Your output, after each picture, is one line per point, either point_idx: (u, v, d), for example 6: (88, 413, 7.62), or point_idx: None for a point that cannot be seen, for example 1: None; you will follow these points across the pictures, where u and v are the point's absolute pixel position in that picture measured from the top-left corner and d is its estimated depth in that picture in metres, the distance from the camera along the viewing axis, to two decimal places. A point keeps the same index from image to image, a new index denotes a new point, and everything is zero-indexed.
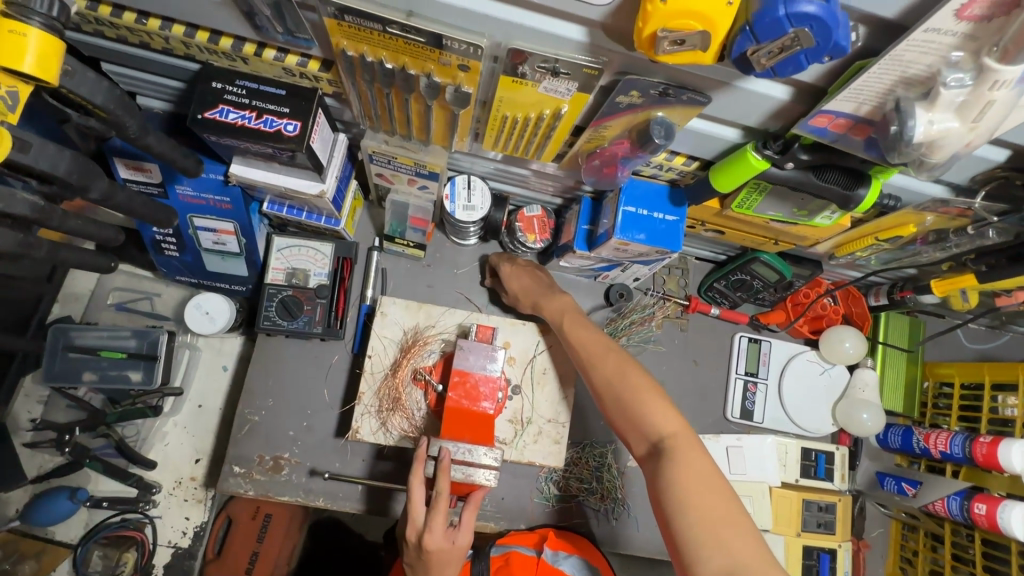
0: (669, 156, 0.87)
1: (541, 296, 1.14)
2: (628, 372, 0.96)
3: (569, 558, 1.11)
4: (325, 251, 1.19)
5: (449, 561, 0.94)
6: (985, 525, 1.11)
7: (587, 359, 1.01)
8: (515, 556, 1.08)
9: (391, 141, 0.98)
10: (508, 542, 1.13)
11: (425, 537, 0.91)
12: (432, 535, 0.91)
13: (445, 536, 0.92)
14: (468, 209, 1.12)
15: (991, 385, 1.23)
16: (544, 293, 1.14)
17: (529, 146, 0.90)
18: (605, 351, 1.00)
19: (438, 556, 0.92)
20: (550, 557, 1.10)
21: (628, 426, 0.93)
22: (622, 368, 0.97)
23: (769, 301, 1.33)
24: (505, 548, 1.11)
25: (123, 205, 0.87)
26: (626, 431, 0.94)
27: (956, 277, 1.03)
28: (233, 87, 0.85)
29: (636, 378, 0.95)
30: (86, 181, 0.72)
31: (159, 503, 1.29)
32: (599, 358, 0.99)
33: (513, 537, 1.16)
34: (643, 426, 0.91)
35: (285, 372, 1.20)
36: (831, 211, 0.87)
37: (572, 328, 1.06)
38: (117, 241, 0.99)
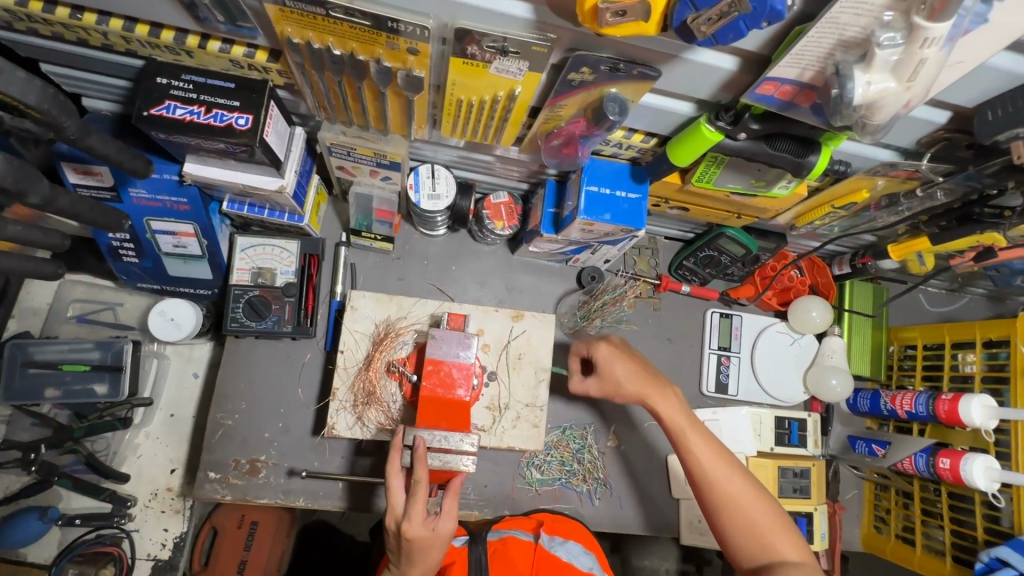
0: (628, 134, 0.88)
1: (653, 392, 0.97)
2: (751, 495, 0.88)
3: (567, 543, 1.07)
4: (290, 249, 1.17)
5: (431, 548, 0.91)
6: (950, 479, 1.14)
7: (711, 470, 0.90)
8: (510, 541, 1.05)
9: (349, 132, 0.97)
10: (507, 527, 1.11)
11: (404, 525, 0.88)
12: (411, 523, 0.88)
13: (425, 523, 0.90)
14: (433, 199, 1.11)
15: (951, 344, 1.27)
16: (654, 385, 0.97)
17: (488, 130, 0.89)
18: (724, 466, 0.90)
19: (418, 546, 0.90)
20: (548, 541, 1.06)
21: (742, 545, 0.87)
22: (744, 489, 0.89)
23: (738, 276, 1.37)
24: (502, 533, 1.09)
25: (69, 210, 0.84)
26: (734, 547, 0.88)
27: (910, 241, 1.05)
28: (180, 82, 0.83)
29: (753, 502, 0.88)
30: (23, 185, 0.70)
31: (136, 517, 1.26)
32: (722, 477, 0.89)
33: (512, 524, 1.14)
34: (765, 550, 0.85)
35: (257, 375, 1.18)
36: (787, 180, 0.89)
37: (695, 438, 0.92)
38: (66, 248, 0.95)
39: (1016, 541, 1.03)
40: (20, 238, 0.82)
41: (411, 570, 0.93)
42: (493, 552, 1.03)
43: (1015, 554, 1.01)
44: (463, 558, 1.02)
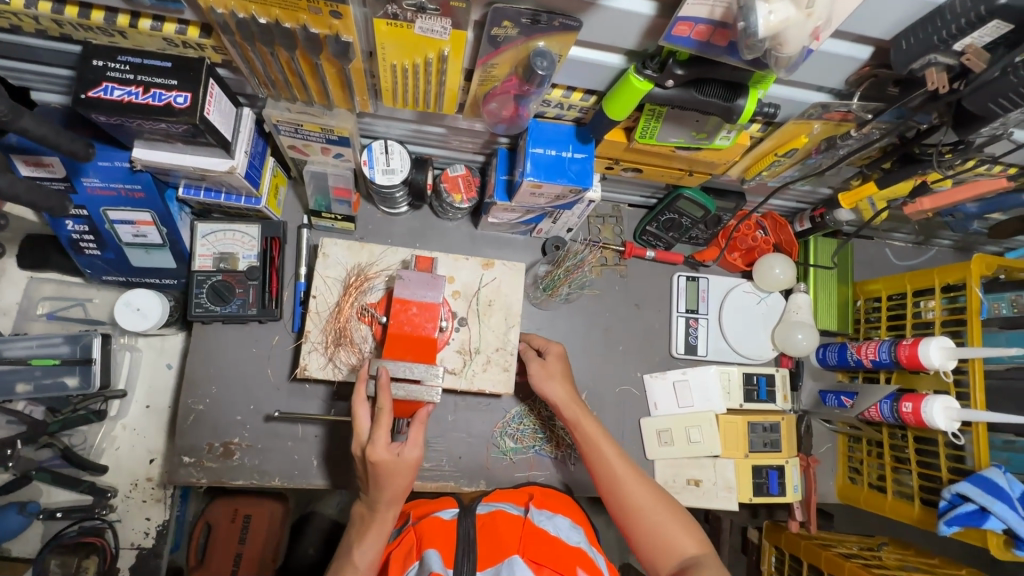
0: (566, 92, 0.89)
1: (573, 402, 1.11)
2: (649, 497, 1.00)
3: (555, 519, 1.03)
4: (252, 233, 1.19)
5: (397, 473, 0.95)
6: (913, 422, 1.15)
7: (622, 476, 1.02)
8: (500, 514, 1.01)
9: (294, 109, 0.97)
10: (497, 503, 1.08)
11: (368, 450, 0.93)
12: (375, 447, 0.93)
13: (389, 449, 0.94)
14: (388, 173, 1.11)
15: (913, 293, 1.28)
16: (572, 396, 1.12)
17: (429, 96, 0.90)
18: (631, 474, 1.03)
19: (379, 469, 0.94)
20: (537, 515, 1.02)
21: (655, 550, 0.96)
22: (651, 493, 1.01)
23: (703, 239, 1.39)
24: (490, 508, 1.05)
25: None
26: (649, 556, 0.96)
27: (860, 188, 1.06)
28: (116, 63, 0.83)
29: (660, 503, 1.00)
30: None
31: (117, 507, 1.27)
32: (633, 481, 1.02)
33: (501, 501, 1.10)
34: (674, 547, 0.95)
35: (226, 359, 1.19)
36: (727, 130, 0.89)
37: (600, 444, 1.06)
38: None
39: (976, 477, 1.05)
40: None
41: (377, 492, 0.97)
42: (481, 524, 0.97)
43: (973, 488, 1.03)
44: (450, 529, 0.96)
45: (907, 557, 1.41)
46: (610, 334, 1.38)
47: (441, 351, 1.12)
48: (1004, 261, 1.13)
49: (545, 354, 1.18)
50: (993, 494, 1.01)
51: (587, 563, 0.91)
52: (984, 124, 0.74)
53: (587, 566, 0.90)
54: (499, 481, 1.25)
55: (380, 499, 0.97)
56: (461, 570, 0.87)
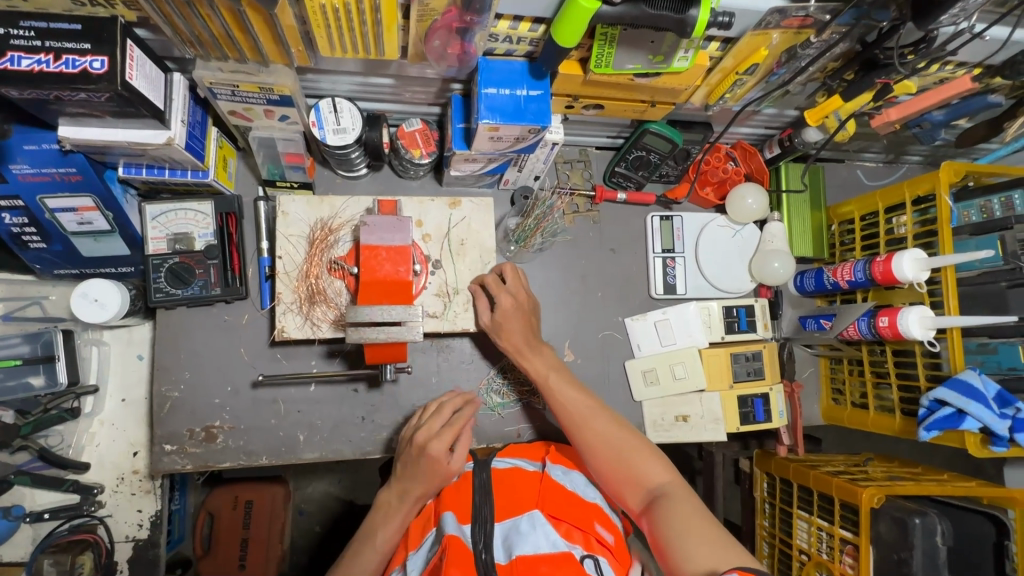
0: (514, 24, 0.84)
1: (526, 349, 1.12)
2: (614, 430, 1.03)
3: (571, 473, 1.03)
4: (205, 210, 1.13)
5: (439, 474, 0.97)
6: (890, 336, 1.16)
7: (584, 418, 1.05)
8: (519, 471, 1.00)
9: (227, 68, 0.91)
10: (512, 458, 1.06)
11: (432, 440, 0.98)
12: (438, 441, 0.97)
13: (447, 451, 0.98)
14: (340, 132, 1.05)
15: (885, 210, 1.28)
16: (527, 343, 1.13)
17: (367, 40, 0.85)
18: (592, 412, 1.06)
19: (433, 463, 0.96)
20: (553, 468, 1.03)
21: (623, 484, 0.98)
22: (612, 428, 1.03)
23: (674, 175, 1.37)
24: (507, 463, 1.04)
25: None
26: (620, 489, 0.98)
27: (825, 103, 1.04)
28: (19, 30, 0.76)
29: (623, 436, 1.02)
30: None
31: (106, 503, 1.25)
32: (592, 418, 1.05)
33: (515, 455, 1.09)
34: (639, 478, 0.97)
35: (197, 343, 1.16)
36: (684, 50, 0.86)
37: (559, 386, 1.09)
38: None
39: (953, 381, 1.06)
40: None
41: (424, 485, 0.97)
42: (498, 480, 0.97)
43: (950, 392, 1.04)
44: (466, 489, 0.97)
45: (892, 469, 1.46)
46: (587, 281, 1.36)
47: (420, 296, 1.12)
48: (972, 166, 1.12)
49: (495, 302, 1.12)
50: (969, 396, 1.03)
51: (604, 518, 0.95)
52: (943, 11, 0.72)
53: (604, 520, 0.94)
54: (489, 437, 1.25)
55: (422, 491, 0.97)
56: (483, 518, 0.87)
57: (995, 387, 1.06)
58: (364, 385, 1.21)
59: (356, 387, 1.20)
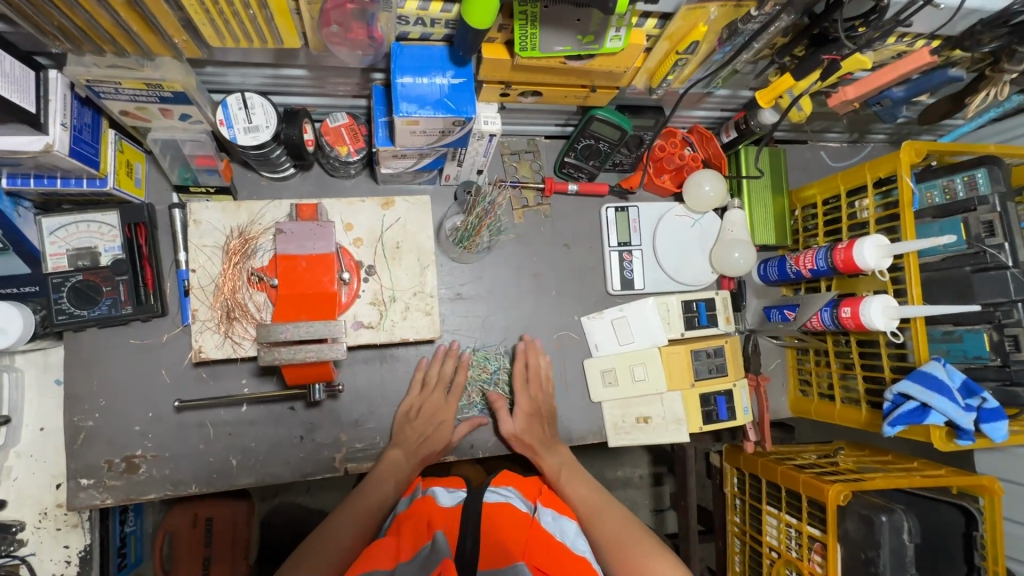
0: (423, 4, 0.75)
1: (542, 446, 1.14)
2: (623, 525, 0.96)
3: (561, 519, 0.93)
4: (111, 221, 1.03)
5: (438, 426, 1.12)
6: (853, 327, 1.11)
7: (594, 512, 0.99)
8: (509, 508, 0.87)
9: (103, 63, 0.80)
10: (505, 491, 0.92)
11: (431, 395, 1.13)
12: (434, 394, 1.13)
13: (443, 398, 1.14)
14: (252, 131, 0.95)
15: (847, 194, 1.22)
16: (542, 443, 1.15)
17: (257, 27, 0.76)
18: (603, 509, 1.00)
19: (442, 429, 1.12)
20: (542, 513, 0.92)
21: None
22: (622, 524, 0.96)
23: (628, 164, 1.29)
24: (500, 497, 0.89)
25: None
26: None
27: (777, 82, 0.96)
28: None
29: (631, 532, 0.94)
30: None
31: (28, 541, 1.16)
32: (602, 514, 0.98)
33: (508, 485, 0.96)
34: None
35: (112, 367, 1.06)
36: (616, 28, 0.77)
37: (572, 483, 1.07)
38: None
39: (916, 373, 1.01)
40: None
41: (432, 448, 1.10)
42: (488, 512, 0.84)
43: (914, 385, 0.99)
44: (455, 517, 0.84)
45: (862, 458, 1.42)
46: (541, 281, 1.29)
47: (352, 306, 1.04)
48: (934, 144, 1.06)
49: (514, 407, 1.17)
50: (933, 389, 0.98)
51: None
52: None
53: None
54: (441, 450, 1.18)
55: (428, 454, 1.09)
56: (464, 551, 0.77)
57: (960, 377, 1.01)
58: (302, 403, 1.12)
59: (293, 405, 1.12)
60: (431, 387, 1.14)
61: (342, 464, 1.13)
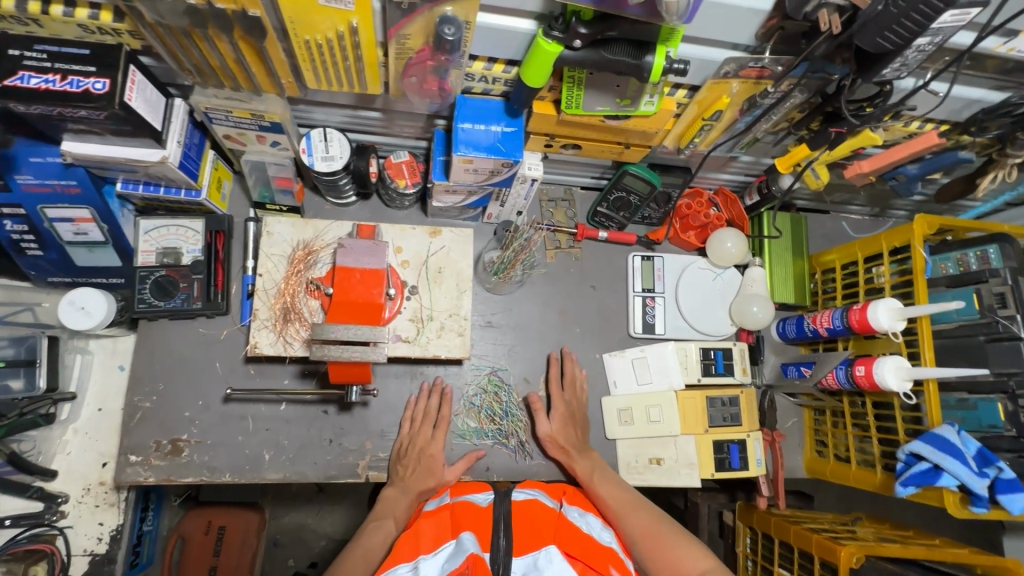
0: (488, 65, 0.90)
1: (575, 450, 1.20)
2: (654, 519, 1.01)
3: (587, 517, 0.98)
4: (196, 227, 1.18)
5: (428, 475, 1.13)
6: (867, 386, 1.14)
7: (626, 511, 1.04)
8: (538, 503, 0.95)
9: (222, 95, 0.97)
10: (531, 489, 1.00)
11: (416, 437, 1.17)
12: (420, 436, 1.17)
13: (428, 438, 1.17)
14: (327, 160, 1.10)
15: (865, 260, 1.28)
16: (576, 447, 1.20)
17: (350, 75, 0.91)
18: (633, 509, 1.04)
19: (431, 463, 1.14)
20: (569, 509, 0.98)
21: None
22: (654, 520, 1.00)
23: (656, 218, 1.40)
24: (527, 495, 0.97)
25: None
26: None
27: (794, 151, 1.07)
28: (33, 53, 0.84)
29: (662, 527, 0.99)
30: None
31: (69, 513, 1.25)
32: (631, 511, 1.03)
33: (533, 486, 1.03)
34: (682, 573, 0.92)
35: (174, 355, 1.18)
36: (649, 95, 0.89)
37: (604, 483, 1.12)
38: None
39: (929, 435, 1.03)
40: None
41: (423, 484, 1.12)
42: (517, 510, 0.92)
43: (925, 446, 1.01)
44: (486, 516, 0.92)
45: (881, 530, 1.39)
46: (567, 317, 1.37)
47: (394, 320, 1.14)
48: (945, 219, 1.13)
49: (551, 411, 1.24)
50: (945, 451, 1.00)
51: (621, 564, 0.87)
52: (882, 65, 0.75)
53: (620, 567, 0.87)
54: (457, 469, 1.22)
55: (424, 487, 1.11)
56: (497, 547, 0.85)
57: (976, 445, 1.02)
58: (335, 407, 1.21)
59: (326, 408, 1.21)
60: (427, 416, 1.20)
61: (364, 471, 1.19)
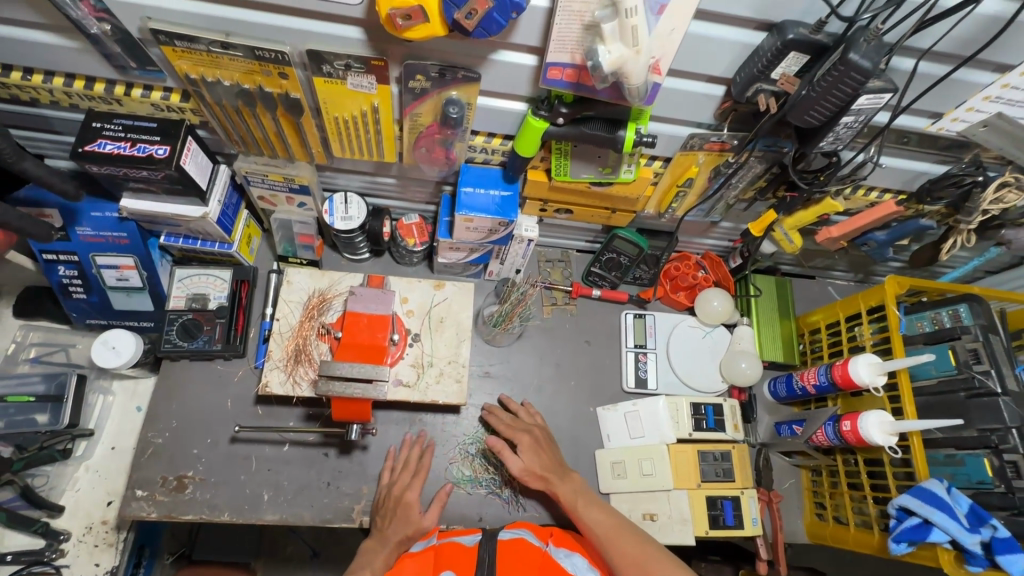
0: (488, 139, 1.06)
1: (553, 475, 1.17)
2: (638, 545, 1.03)
3: (573, 557, 1.00)
4: (224, 276, 1.30)
5: (407, 519, 1.12)
6: (854, 441, 1.16)
7: (610, 540, 1.05)
8: (521, 543, 0.98)
9: (261, 162, 1.13)
10: (519, 528, 1.04)
11: (398, 484, 1.18)
12: (400, 482, 1.18)
13: (405, 480, 1.19)
14: (346, 220, 1.24)
15: (846, 320, 1.34)
16: (552, 471, 1.18)
17: (371, 145, 1.07)
18: (618, 534, 1.06)
19: (408, 510, 1.13)
20: (555, 551, 1.00)
21: None
22: (640, 548, 1.02)
23: (647, 279, 1.49)
24: (512, 534, 1.01)
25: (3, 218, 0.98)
26: None
27: (765, 215, 1.18)
28: (111, 125, 1.01)
29: (650, 554, 1.01)
30: None
31: (68, 552, 1.27)
32: (617, 540, 1.04)
33: (523, 527, 1.06)
34: None
35: (189, 394, 1.26)
36: (627, 164, 1.03)
37: (587, 508, 1.11)
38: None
39: (917, 489, 1.04)
40: None
41: (403, 532, 1.11)
42: (501, 551, 0.96)
43: (913, 499, 1.02)
44: (471, 556, 0.97)
45: None
46: (561, 370, 1.43)
47: (395, 365, 1.22)
48: (915, 280, 1.20)
49: (517, 446, 1.21)
50: (934, 505, 1.00)
51: None
52: (821, 137, 0.87)
53: None
54: (451, 518, 1.23)
55: (401, 537, 1.11)
56: None
57: (968, 502, 1.02)
58: (336, 449, 1.26)
59: (327, 451, 1.25)
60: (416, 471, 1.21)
61: (358, 516, 1.21)
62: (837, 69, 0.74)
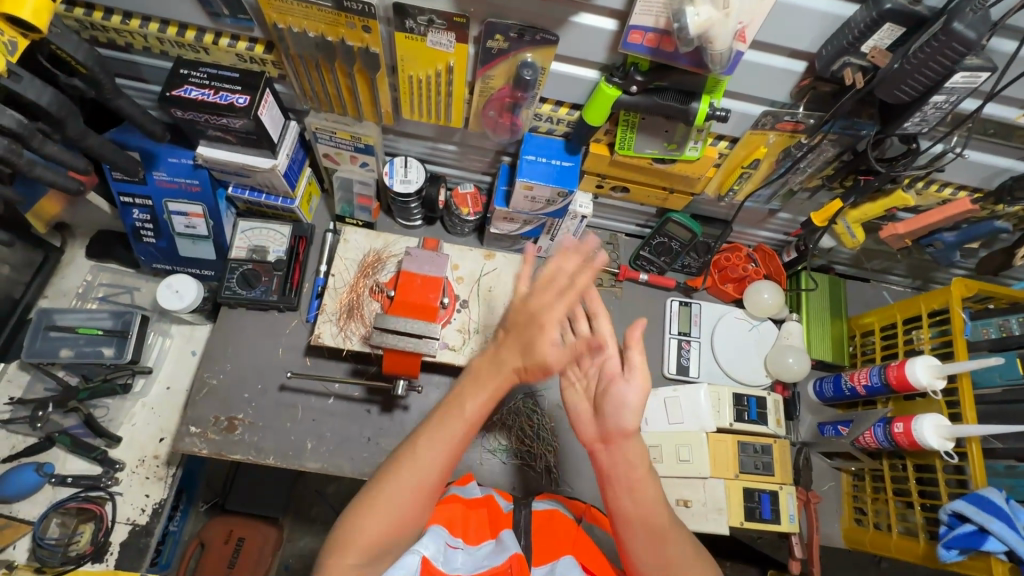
0: (555, 107, 1.06)
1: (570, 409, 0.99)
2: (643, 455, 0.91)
3: None
4: (284, 231, 1.34)
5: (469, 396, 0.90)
6: (907, 444, 1.12)
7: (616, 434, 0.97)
8: (559, 515, 0.97)
9: (330, 119, 1.17)
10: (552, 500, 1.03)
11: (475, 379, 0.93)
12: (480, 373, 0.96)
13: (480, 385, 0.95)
14: (405, 183, 1.27)
15: (903, 322, 1.30)
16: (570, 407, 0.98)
17: (440, 108, 1.09)
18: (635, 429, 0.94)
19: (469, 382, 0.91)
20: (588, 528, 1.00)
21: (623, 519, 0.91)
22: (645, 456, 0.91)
23: (696, 268, 1.46)
24: (548, 504, 1.01)
25: (95, 151, 1.04)
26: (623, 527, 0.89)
27: (829, 205, 1.15)
28: (197, 73, 1.06)
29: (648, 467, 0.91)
30: (64, 116, 0.93)
31: (122, 481, 1.34)
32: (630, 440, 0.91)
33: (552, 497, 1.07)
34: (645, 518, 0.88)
35: (244, 341, 1.31)
36: (694, 140, 1.01)
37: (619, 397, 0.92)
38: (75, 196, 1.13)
39: (973, 496, 1.00)
40: (48, 179, 1.03)
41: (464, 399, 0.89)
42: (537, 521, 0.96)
43: (968, 505, 0.98)
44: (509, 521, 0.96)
45: None
46: None
47: (443, 328, 1.24)
48: (985, 284, 1.15)
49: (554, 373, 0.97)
50: (991, 513, 0.96)
51: None
52: (906, 117, 0.86)
53: None
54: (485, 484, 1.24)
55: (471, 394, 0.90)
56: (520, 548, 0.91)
57: None
58: (378, 407, 1.29)
59: (369, 408, 1.29)
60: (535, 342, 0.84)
61: None
62: (937, 40, 0.72)
